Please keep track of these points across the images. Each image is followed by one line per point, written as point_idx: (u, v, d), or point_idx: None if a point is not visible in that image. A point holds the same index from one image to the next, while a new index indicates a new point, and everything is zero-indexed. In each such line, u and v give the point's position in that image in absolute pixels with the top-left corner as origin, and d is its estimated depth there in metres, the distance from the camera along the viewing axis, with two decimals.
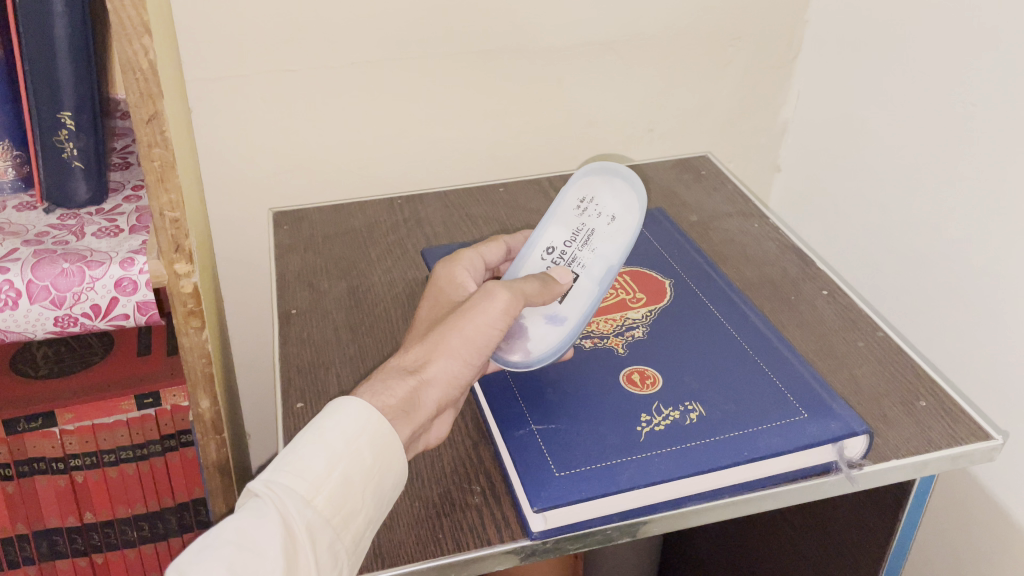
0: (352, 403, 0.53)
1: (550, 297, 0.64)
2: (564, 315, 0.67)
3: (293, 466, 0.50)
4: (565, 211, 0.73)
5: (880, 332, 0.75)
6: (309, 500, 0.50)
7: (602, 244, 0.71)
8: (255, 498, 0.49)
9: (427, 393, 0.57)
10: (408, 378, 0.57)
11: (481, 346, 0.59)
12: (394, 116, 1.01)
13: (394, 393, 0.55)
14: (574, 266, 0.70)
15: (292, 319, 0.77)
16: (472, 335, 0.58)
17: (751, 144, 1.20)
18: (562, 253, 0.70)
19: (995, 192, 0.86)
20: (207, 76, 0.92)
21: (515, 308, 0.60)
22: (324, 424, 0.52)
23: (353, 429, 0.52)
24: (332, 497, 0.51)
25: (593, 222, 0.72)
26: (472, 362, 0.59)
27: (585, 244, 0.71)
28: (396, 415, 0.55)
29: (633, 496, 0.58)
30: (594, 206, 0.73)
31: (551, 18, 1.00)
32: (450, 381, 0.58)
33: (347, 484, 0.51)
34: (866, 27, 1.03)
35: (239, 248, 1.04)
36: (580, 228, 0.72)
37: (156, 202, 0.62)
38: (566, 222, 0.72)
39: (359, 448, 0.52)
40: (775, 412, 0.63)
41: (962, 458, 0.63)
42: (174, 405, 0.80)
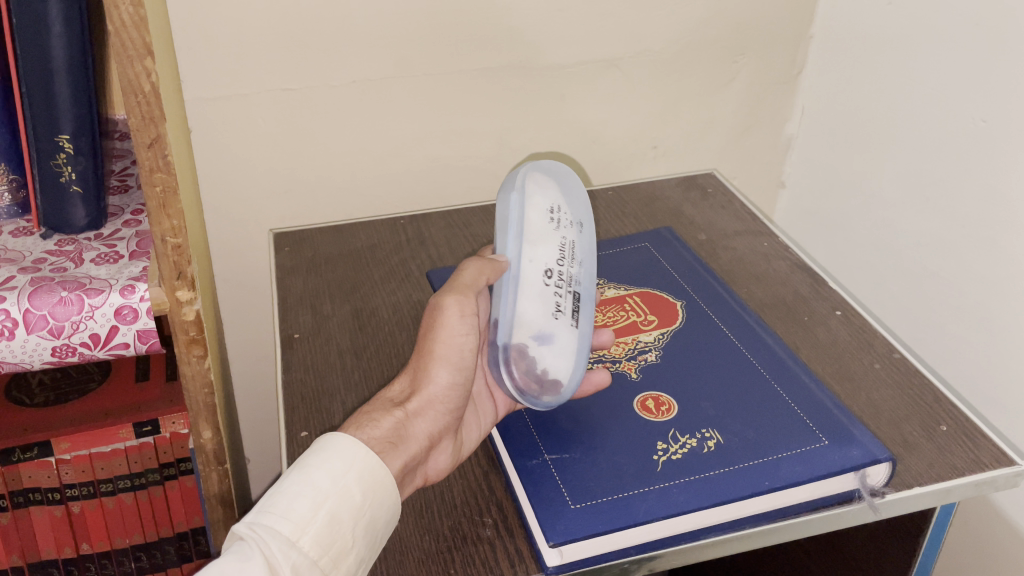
0: (339, 440, 0.52)
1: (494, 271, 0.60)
2: (560, 334, 0.62)
3: (277, 506, 0.49)
4: (543, 227, 0.64)
5: (896, 353, 0.74)
6: (294, 541, 0.48)
7: (583, 252, 0.66)
8: (239, 542, 0.48)
9: (416, 424, 0.56)
10: (393, 411, 0.56)
11: (459, 362, 0.58)
12: (396, 134, 0.99)
13: (379, 425, 0.55)
14: (576, 284, 0.64)
15: (294, 344, 0.75)
16: (445, 352, 0.58)
17: (754, 160, 1.19)
18: (561, 275, 0.63)
19: (1008, 208, 0.85)
20: (207, 96, 0.90)
21: (470, 306, 0.58)
22: (309, 462, 0.51)
23: (340, 466, 0.51)
24: (318, 538, 0.49)
25: (569, 231, 0.65)
26: (455, 383, 0.58)
27: (572, 258, 0.65)
28: (385, 447, 0.54)
29: (650, 529, 0.56)
30: (561, 215, 0.66)
31: (554, 34, 0.99)
32: (439, 409, 0.57)
33: (335, 523, 0.50)
34: (872, 43, 1.02)
35: (238, 271, 1.02)
36: (560, 241, 0.64)
37: (158, 228, 0.61)
38: (546, 238, 0.63)
39: (347, 485, 0.51)
40: (795, 440, 0.62)
41: (986, 484, 0.62)
42: (173, 432, 0.78)
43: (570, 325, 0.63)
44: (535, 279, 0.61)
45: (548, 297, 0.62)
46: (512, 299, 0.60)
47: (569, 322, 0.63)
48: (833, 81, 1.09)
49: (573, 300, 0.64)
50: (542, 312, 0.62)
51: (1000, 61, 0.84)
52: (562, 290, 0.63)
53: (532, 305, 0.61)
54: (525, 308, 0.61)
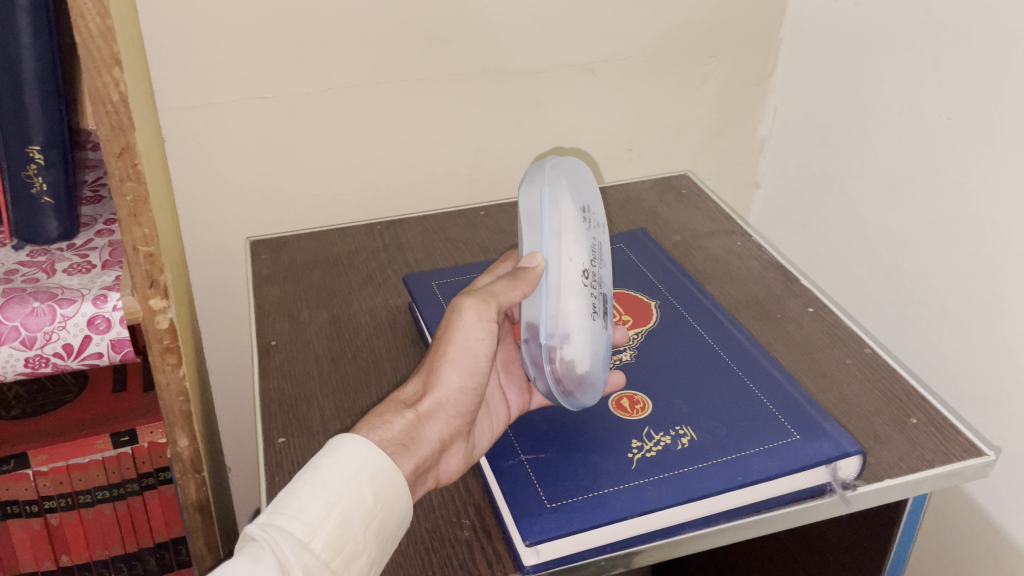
0: (350, 441, 0.52)
1: (528, 285, 0.57)
2: (597, 336, 0.61)
3: (290, 507, 0.49)
4: (579, 226, 0.60)
5: (867, 349, 0.75)
6: (306, 543, 0.48)
7: (605, 253, 0.64)
8: (251, 543, 0.48)
9: (428, 427, 0.56)
10: (405, 413, 0.55)
11: (472, 366, 0.57)
12: (372, 141, 1.00)
13: (391, 427, 0.54)
14: (602, 286, 0.62)
15: (272, 351, 0.76)
16: (458, 355, 0.57)
17: (729, 161, 1.20)
18: (594, 277, 0.61)
19: (975, 204, 0.86)
20: (181, 105, 0.90)
21: (492, 313, 0.57)
22: (322, 464, 0.51)
23: (352, 468, 0.51)
24: (330, 540, 0.49)
25: (596, 232, 0.62)
26: (468, 386, 0.57)
27: (600, 259, 0.62)
28: (396, 449, 0.53)
29: (626, 526, 0.56)
30: (590, 215, 0.62)
31: (527, 38, 0.99)
32: (451, 412, 0.57)
33: (347, 525, 0.50)
34: (842, 43, 1.03)
35: (215, 280, 1.02)
36: (592, 242, 0.61)
37: (129, 237, 0.61)
38: (582, 238, 0.60)
39: (359, 488, 0.51)
40: (767, 435, 0.62)
41: (956, 475, 0.63)
42: (152, 442, 0.78)
43: (601, 327, 0.61)
44: (576, 283, 0.59)
45: (588, 299, 0.60)
46: (553, 302, 0.58)
47: (601, 324, 0.62)
48: (805, 81, 1.11)
49: (602, 302, 0.62)
50: (585, 314, 0.59)
51: (964, 60, 0.86)
52: (595, 291, 0.61)
53: (575, 308, 0.59)
54: (569, 310, 0.58)
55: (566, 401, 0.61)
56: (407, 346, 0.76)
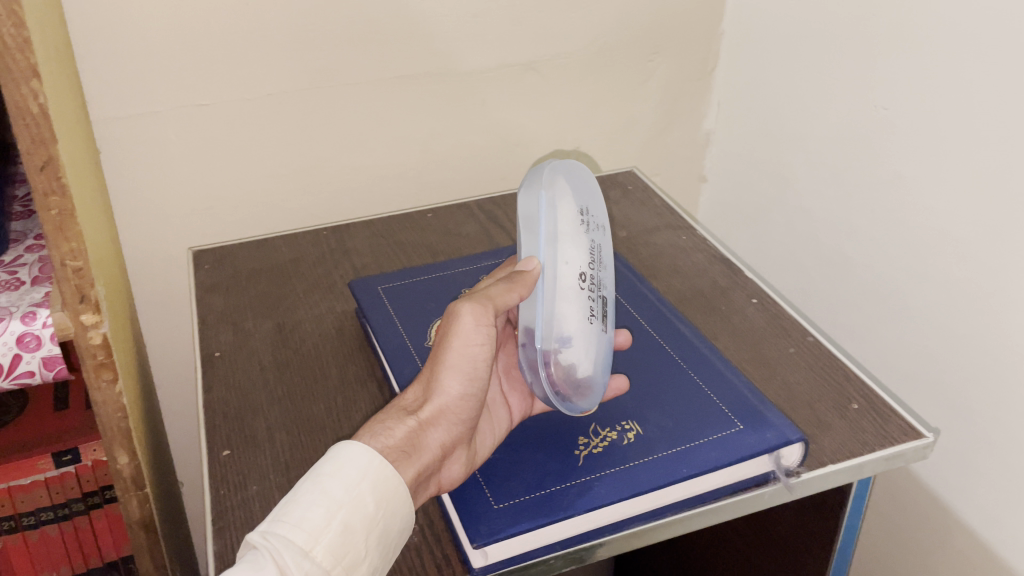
0: (352, 448, 0.51)
1: (524, 288, 0.57)
2: (594, 338, 0.62)
3: (291, 515, 0.48)
4: (575, 230, 0.61)
5: (809, 337, 0.76)
6: (307, 551, 0.48)
7: (605, 256, 0.65)
8: (254, 551, 0.48)
9: (430, 434, 0.54)
10: (406, 419, 0.54)
11: (471, 372, 0.56)
12: (315, 145, 0.99)
13: (393, 433, 0.53)
14: (601, 288, 0.63)
15: (215, 362, 0.74)
16: (457, 360, 0.56)
17: (676, 156, 1.21)
18: (591, 280, 0.62)
19: (914, 192, 0.88)
20: (117, 115, 0.88)
21: (490, 318, 0.57)
22: (324, 471, 0.50)
23: (355, 476, 0.50)
24: (332, 548, 0.48)
25: (594, 234, 0.63)
26: (468, 392, 0.56)
27: (598, 261, 0.63)
28: (398, 456, 0.52)
29: (574, 523, 0.56)
30: (588, 217, 0.63)
31: (468, 39, 0.99)
32: (452, 419, 0.56)
33: (348, 533, 0.49)
34: (780, 37, 1.05)
35: (159, 292, 1.00)
36: (589, 245, 0.62)
37: (56, 252, 0.59)
38: (578, 241, 0.61)
39: (361, 495, 0.50)
40: (712, 426, 0.63)
41: (896, 458, 0.64)
42: (95, 460, 0.75)
43: (599, 329, 0.62)
44: (571, 286, 0.60)
45: (584, 302, 0.61)
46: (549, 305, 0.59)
47: (599, 327, 0.63)
48: (746, 75, 1.12)
49: (600, 304, 0.63)
50: (580, 317, 0.60)
51: (895, 50, 0.87)
52: (593, 294, 0.62)
53: (571, 310, 0.60)
54: (565, 313, 0.59)
55: (563, 405, 0.60)
56: (354, 353, 0.76)
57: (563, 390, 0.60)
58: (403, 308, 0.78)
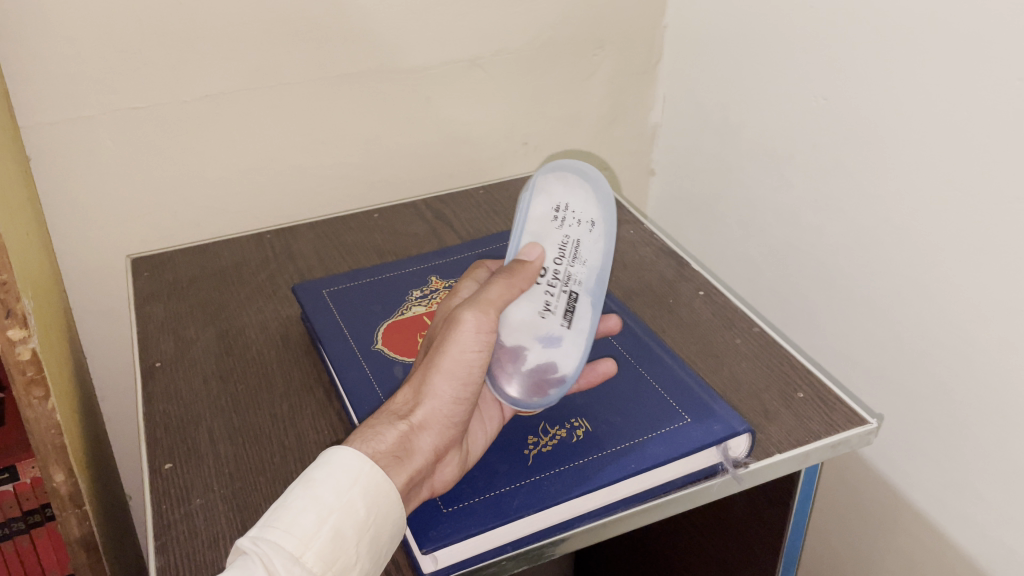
0: (342, 453, 0.50)
1: (521, 278, 0.58)
2: (547, 334, 0.61)
3: (282, 521, 0.47)
4: (542, 224, 0.61)
5: (755, 327, 0.76)
6: (297, 556, 0.47)
7: (591, 254, 0.62)
8: (243, 556, 0.47)
9: (421, 438, 0.53)
10: (397, 424, 0.53)
11: (466, 378, 0.54)
12: (256, 147, 0.97)
13: (384, 439, 0.52)
14: (573, 284, 0.62)
15: (156, 373, 0.73)
16: (453, 366, 0.54)
17: (623, 150, 1.22)
18: (555, 274, 0.61)
19: (856, 180, 0.89)
20: (47, 121, 0.86)
21: (489, 323, 0.55)
22: (315, 477, 0.49)
23: (345, 481, 0.49)
24: (322, 553, 0.47)
25: (573, 230, 0.62)
26: (462, 398, 0.55)
27: (575, 257, 0.62)
28: (389, 462, 0.51)
29: (525, 523, 0.56)
30: (571, 214, 0.62)
31: (410, 35, 0.98)
32: (444, 423, 0.54)
33: (339, 539, 0.48)
34: (722, 29, 1.06)
35: (98, 301, 0.97)
36: (561, 240, 0.62)
37: None
38: (544, 236, 0.61)
39: (352, 501, 0.49)
40: (660, 420, 0.63)
41: (841, 444, 0.65)
42: (34, 478, 0.73)
43: (560, 325, 0.62)
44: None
45: (538, 295, 0.61)
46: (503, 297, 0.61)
47: (559, 323, 0.62)
48: (691, 67, 1.13)
49: (567, 300, 0.62)
50: (526, 310, 0.61)
51: (833, 41, 0.89)
52: (555, 289, 0.61)
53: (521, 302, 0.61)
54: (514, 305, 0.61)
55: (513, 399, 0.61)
56: (300, 358, 0.74)
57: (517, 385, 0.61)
58: (349, 311, 0.77)
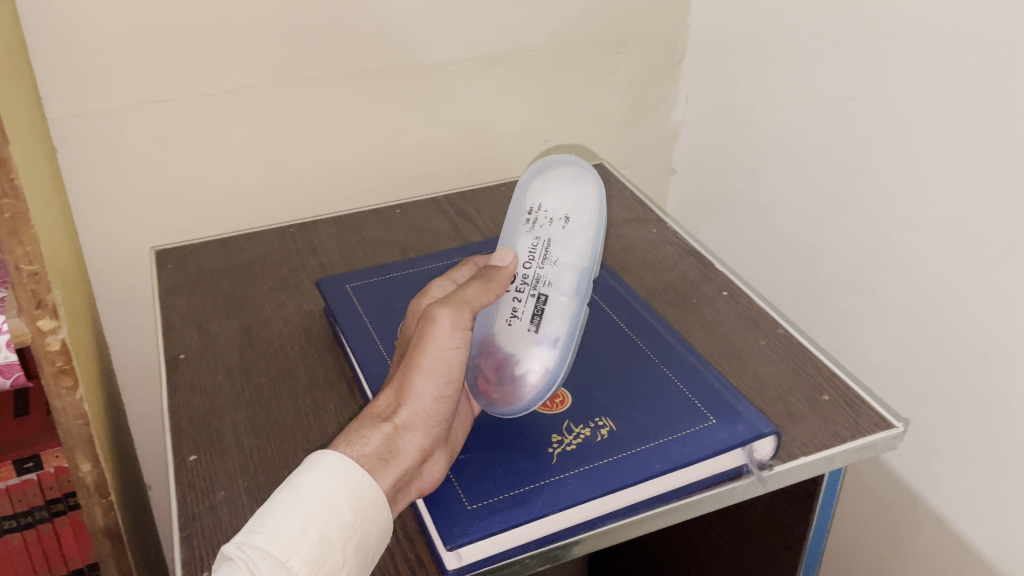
0: (327, 457, 0.51)
1: (498, 285, 0.62)
2: (517, 339, 0.62)
3: (267, 526, 0.48)
4: (516, 229, 0.67)
5: (779, 329, 0.76)
6: (283, 561, 0.48)
7: (564, 251, 0.64)
8: (230, 562, 0.48)
9: (406, 439, 0.55)
10: (382, 426, 0.55)
11: (446, 375, 0.56)
12: (279, 140, 0.97)
13: (369, 442, 0.53)
14: (542, 287, 0.64)
15: (180, 364, 0.73)
16: (432, 365, 0.56)
17: (644, 148, 1.21)
18: (524, 277, 0.64)
19: (882, 182, 0.88)
20: (73, 112, 0.86)
21: (463, 320, 0.57)
22: (300, 482, 0.50)
23: (330, 485, 0.50)
24: (309, 558, 0.48)
25: (544, 230, 0.66)
26: (443, 396, 0.57)
27: (546, 258, 0.65)
28: (375, 464, 0.53)
29: (549, 522, 0.56)
30: (543, 214, 0.66)
31: (434, 31, 0.98)
32: (428, 423, 0.56)
33: (325, 543, 0.49)
34: (747, 28, 1.05)
35: (121, 293, 0.98)
36: (531, 242, 0.65)
37: (10, 256, 0.57)
38: (516, 241, 0.66)
39: (338, 505, 0.50)
40: (684, 421, 0.63)
41: (867, 448, 0.64)
42: (58, 467, 0.74)
43: (527, 329, 0.63)
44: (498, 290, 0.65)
45: (506, 302, 0.64)
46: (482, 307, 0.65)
47: (528, 327, 0.63)
48: (714, 67, 1.12)
49: (534, 303, 0.63)
50: (498, 318, 0.64)
51: (859, 43, 0.88)
52: (523, 292, 0.64)
53: (491, 311, 0.65)
54: (485, 314, 0.65)
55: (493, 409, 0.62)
56: (323, 352, 0.75)
57: (493, 395, 0.62)
58: (372, 306, 0.77)
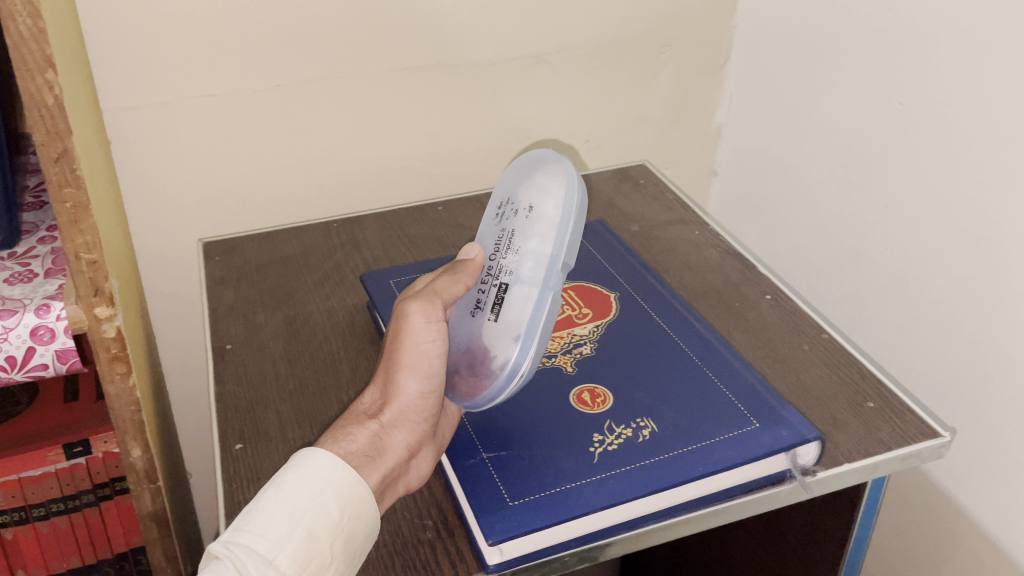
0: (314, 455, 0.53)
1: (466, 278, 0.64)
2: (480, 329, 0.63)
3: (254, 525, 0.49)
4: (490, 224, 0.68)
5: (823, 334, 0.75)
6: (271, 559, 0.48)
7: (525, 239, 0.64)
8: (216, 561, 0.48)
9: (392, 435, 0.57)
10: (368, 424, 0.57)
11: (427, 370, 0.59)
12: (325, 136, 0.98)
13: (356, 439, 0.56)
14: (504, 276, 0.63)
15: (227, 355, 0.74)
16: (413, 360, 0.59)
17: (686, 150, 1.21)
18: (491, 269, 0.65)
19: (930, 188, 0.87)
20: (126, 106, 0.88)
21: (435, 312, 0.61)
22: (286, 480, 0.51)
23: (317, 483, 0.51)
24: (296, 556, 0.49)
25: (511, 221, 0.66)
26: (426, 392, 0.59)
27: (510, 248, 0.64)
28: (362, 461, 0.54)
29: (590, 521, 0.56)
30: (512, 206, 0.67)
31: (479, 29, 0.98)
32: (413, 419, 0.58)
33: (312, 540, 0.50)
34: (794, 30, 1.04)
35: (169, 283, 1.00)
36: (500, 234, 0.66)
37: (71, 244, 0.59)
38: (488, 237, 0.67)
39: (325, 503, 0.51)
40: (727, 424, 0.63)
41: (912, 457, 0.63)
42: (106, 452, 0.75)
43: (489, 319, 0.63)
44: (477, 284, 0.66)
45: (475, 295, 0.65)
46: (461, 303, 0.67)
47: (490, 317, 0.63)
48: (758, 69, 1.12)
49: (496, 293, 0.63)
50: (470, 313, 0.65)
51: (909, 46, 0.87)
52: (489, 284, 0.64)
53: (463, 305, 0.66)
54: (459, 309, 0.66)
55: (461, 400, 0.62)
56: (365, 346, 0.75)
57: (460, 385, 0.62)
58: None
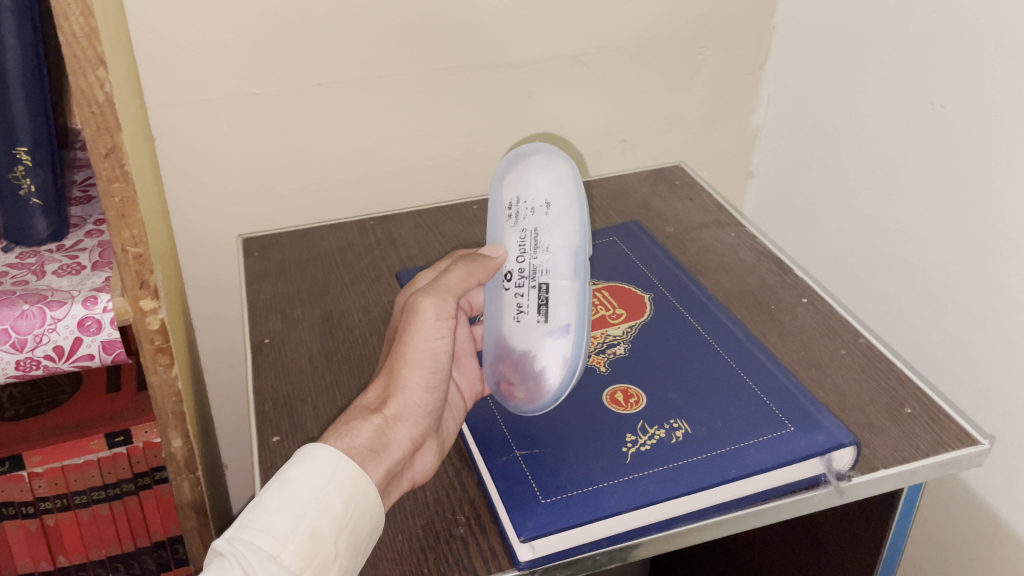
0: (319, 451, 0.53)
1: (480, 272, 0.63)
2: (528, 333, 0.63)
3: (257, 521, 0.50)
4: (501, 225, 0.65)
5: (860, 339, 0.75)
6: (275, 555, 0.49)
7: (553, 236, 0.64)
8: (221, 557, 0.49)
9: (396, 430, 0.57)
10: (373, 418, 0.57)
11: (433, 365, 0.59)
12: (364, 135, 0.99)
13: (359, 434, 0.56)
14: (541, 276, 0.63)
15: (264, 349, 0.75)
16: (419, 356, 0.59)
17: (723, 151, 1.20)
18: (520, 272, 0.64)
19: (971, 192, 0.86)
20: (170, 103, 0.90)
21: (447, 307, 0.60)
22: (290, 476, 0.52)
23: (321, 480, 0.52)
24: (300, 552, 0.50)
25: (529, 220, 0.64)
26: (431, 386, 0.59)
27: (538, 247, 0.64)
28: (365, 456, 0.55)
29: (622, 520, 0.56)
30: (523, 203, 0.65)
31: (517, 29, 0.99)
32: (418, 413, 0.59)
33: (316, 536, 0.51)
34: (834, 31, 1.03)
35: (209, 277, 1.02)
36: (519, 235, 0.65)
37: (119, 238, 0.61)
38: (503, 238, 0.65)
39: (328, 499, 0.52)
40: (762, 427, 0.62)
41: (951, 464, 0.63)
42: (146, 442, 0.77)
43: (538, 321, 0.63)
44: (495, 286, 0.66)
45: (511, 300, 0.64)
46: (492, 308, 0.66)
47: (538, 319, 0.63)
48: (797, 71, 1.11)
49: (538, 294, 0.63)
50: (506, 318, 0.64)
51: (952, 48, 0.85)
52: (526, 288, 0.64)
53: (498, 311, 0.65)
54: (494, 315, 0.66)
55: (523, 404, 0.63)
56: None
57: (518, 389, 0.63)
58: None
